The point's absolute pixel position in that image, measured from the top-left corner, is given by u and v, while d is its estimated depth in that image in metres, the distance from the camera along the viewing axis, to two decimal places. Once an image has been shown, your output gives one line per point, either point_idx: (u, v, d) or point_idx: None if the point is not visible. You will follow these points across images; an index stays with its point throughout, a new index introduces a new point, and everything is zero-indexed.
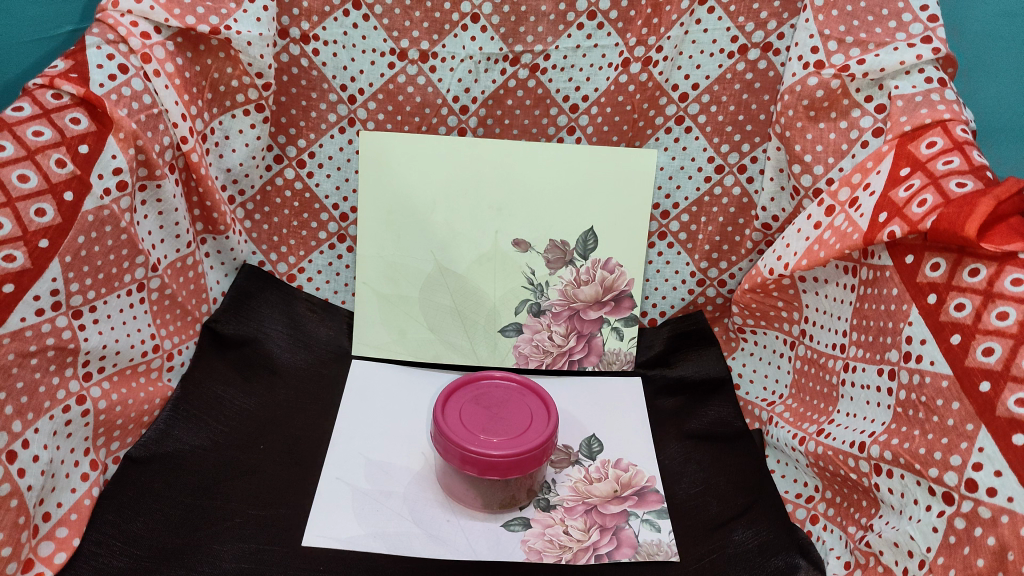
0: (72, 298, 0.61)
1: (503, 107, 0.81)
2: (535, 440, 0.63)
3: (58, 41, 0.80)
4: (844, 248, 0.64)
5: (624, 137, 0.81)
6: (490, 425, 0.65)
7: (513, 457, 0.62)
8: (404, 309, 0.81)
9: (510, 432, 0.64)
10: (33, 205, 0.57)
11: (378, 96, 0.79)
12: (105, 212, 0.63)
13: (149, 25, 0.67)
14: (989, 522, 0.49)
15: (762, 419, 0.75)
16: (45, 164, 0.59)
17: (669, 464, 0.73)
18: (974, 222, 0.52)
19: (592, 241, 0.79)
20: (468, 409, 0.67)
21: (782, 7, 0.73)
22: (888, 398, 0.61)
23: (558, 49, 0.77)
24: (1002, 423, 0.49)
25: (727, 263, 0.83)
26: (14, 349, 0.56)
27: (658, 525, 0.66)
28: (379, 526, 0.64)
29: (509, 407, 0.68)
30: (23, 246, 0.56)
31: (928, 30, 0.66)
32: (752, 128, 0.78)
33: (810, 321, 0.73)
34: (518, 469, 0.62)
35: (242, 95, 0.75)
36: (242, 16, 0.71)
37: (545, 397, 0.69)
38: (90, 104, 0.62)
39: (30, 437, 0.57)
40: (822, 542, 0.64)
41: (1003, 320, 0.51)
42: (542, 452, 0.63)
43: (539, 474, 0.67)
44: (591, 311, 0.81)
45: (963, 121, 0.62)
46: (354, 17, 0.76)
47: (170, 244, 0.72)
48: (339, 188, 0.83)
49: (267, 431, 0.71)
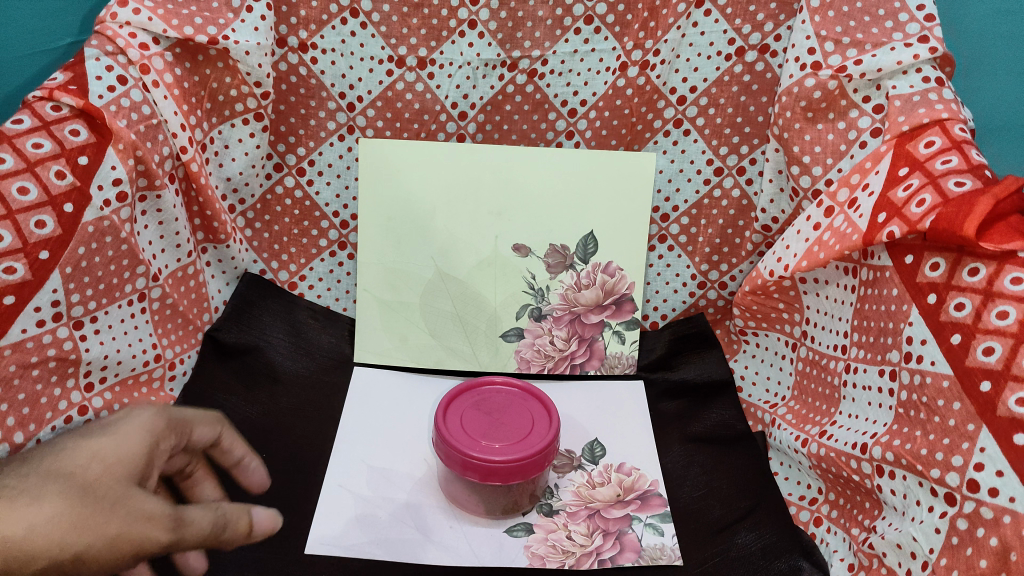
0: (73, 309, 0.62)
1: (502, 112, 0.81)
2: (537, 445, 0.63)
3: (58, 53, 0.81)
4: (843, 248, 0.64)
5: (623, 140, 0.81)
6: (490, 431, 0.65)
7: (514, 462, 0.62)
8: (405, 316, 0.81)
9: (511, 438, 0.64)
10: (33, 216, 0.58)
11: (377, 103, 0.80)
12: (105, 223, 0.63)
13: (148, 36, 0.67)
14: (991, 523, 0.49)
15: (765, 421, 0.75)
16: (45, 176, 0.59)
17: (672, 467, 0.72)
18: (972, 222, 0.52)
19: (591, 245, 0.79)
20: (469, 415, 0.67)
21: (779, 8, 0.73)
22: (890, 399, 0.61)
23: (556, 54, 0.78)
24: (1003, 422, 0.49)
25: (728, 266, 0.83)
26: (14, 361, 0.57)
27: (661, 529, 0.66)
28: (381, 533, 0.64)
29: (510, 412, 0.68)
30: (24, 258, 0.57)
31: (925, 29, 0.66)
32: (751, 130, 0.78)
33: (812, 322, 0.72)
34: (520, 474, 0.62)
35: (241, 104, 0.76)
36: (240, 26, 0.71)
37: (546, 401, 0.69)
38: (89, 116, 0.63)
39: (33, 449, 0.57)
40: (826, 544, 0.64)
41: (1003, 319, 0.50)
42: (544, 457, 0.64)
43: (541, 479, 0.67)
44: (592, 315, 0.81)
45: (961, 120, 0.61)
46: (352, 25, 0.77)
47: (171, 254, 0.73)
48: (339, 195, 0.83)
49: (268, 439, 0.71)
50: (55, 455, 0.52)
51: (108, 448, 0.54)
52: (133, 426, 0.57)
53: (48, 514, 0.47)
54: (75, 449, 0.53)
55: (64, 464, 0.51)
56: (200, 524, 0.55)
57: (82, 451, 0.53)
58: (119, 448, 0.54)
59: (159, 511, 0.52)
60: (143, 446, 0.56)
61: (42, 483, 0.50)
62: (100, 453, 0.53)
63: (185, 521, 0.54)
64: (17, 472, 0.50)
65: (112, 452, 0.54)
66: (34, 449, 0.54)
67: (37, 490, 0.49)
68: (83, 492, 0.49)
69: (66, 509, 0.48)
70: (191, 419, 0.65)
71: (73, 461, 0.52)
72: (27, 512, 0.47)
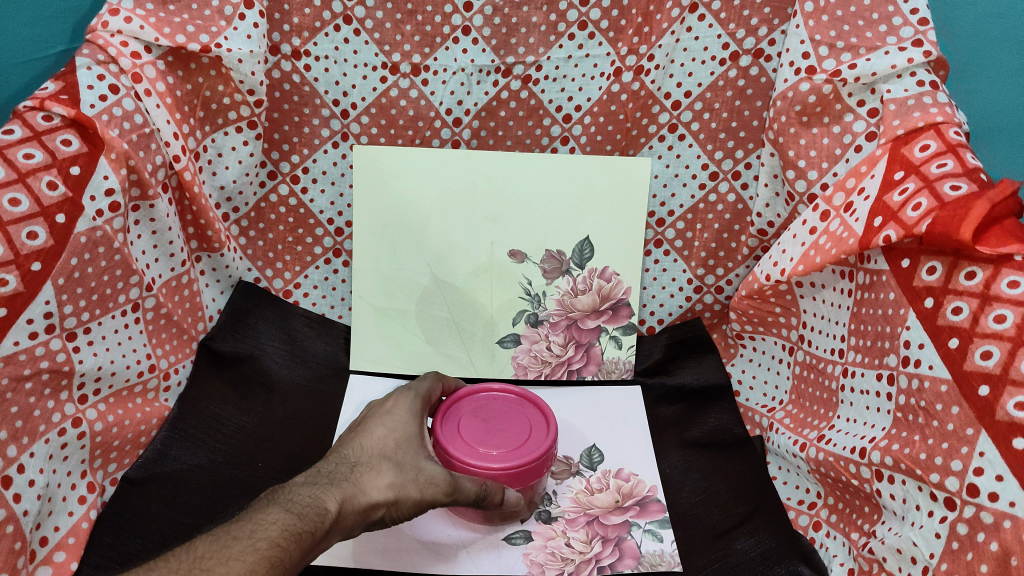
0: (66, 321, 0.61)
1: (497, 118, 0.81)
2: (536, 452, 0.63)
3: (49, 62, 0.81)
4: (839, 253, 0.64)
5: (618, 145, 0.81)
6: (488, 438, 0.64)
7: (512, 469, 0.61)
8: (401, 323, 0.80)
9: (511, 445, 0.64)
10: (25, 228, 0.57)
11: (371, 110, 0.79)
12: (97, 233, 0.63)
13: (140, 44, 0.67)
14: (992, 527, 0.49)
15: (762, 425, 0.75)
16: (36, 188, 0.59)
17: (670, 472, 0.72)
18: (969, 225, 0.52)
19: (588, 250, 0.79)
20: (467, 421, 0.66)
21: (772, 13, 0.73)
22: (888, 403, 0.61)
23: (550, 59, 0.77)
24: (1002, 427, 0.49)
25: (724, 270, 0.83)
26: (8, 373, 0.56)
27: (660, 535, 0.66)
28: (380, 542, 0.64)
29: (507, 419, 0.67)
30: (16, 269, 0.56)
31: (919, 33, 0.66)
32: (746, 134, 0.78)
33: (808, 326, 0.72)
34: (518, 481, 0.62)
35: (234, 112, 0.75)
36: (232, 33, 0.70)
37: (544, 409, 0.69)
38: (81, 126, 0.63)
39: (26, 462, 0.57)
40: (825, 548, 0.64)
41: (1000, 323, 0.50)
42: (542, 464, 0.63)
43: (540, 486, 0.67)
44: (589, 321, 0.81)
45: (956, 124, 0.61)
46: (345, 32, 0.76)
47: (164, 263, 0.72)
48: (334, 203, 0.83)
49: (266, 448, 0.71)
50: (364, 429, 0.61)
51: (400, 424, 0.61)
52: (404, 401, 0.63)
53: (387, 483, 0.57)
54: (375, 426, 0.61)
55: (381, 439, 0.60)
56: (471, 492, 0.58)
57: (382, 428, 0.61)
58: (407, 424, 0.61)
59: (440, 476, 0.58)
60: (416, 423, 0.62)
61: (373, 455, 0.59)
62: (395, 428, 0.61)
63: (461, 490, 0.58)
64: (347, 447, 0.59)
65: (405, 428, 0.61)
66: (347, 430, 0.63)
67: (372, 463, 0.58)
68: (399, 465, 0.58)
69: (397, 478, 0.57)
70: (430, 388, 0.66)
71: (381, 436, 0.60)
72: (373, 482, 0.57)
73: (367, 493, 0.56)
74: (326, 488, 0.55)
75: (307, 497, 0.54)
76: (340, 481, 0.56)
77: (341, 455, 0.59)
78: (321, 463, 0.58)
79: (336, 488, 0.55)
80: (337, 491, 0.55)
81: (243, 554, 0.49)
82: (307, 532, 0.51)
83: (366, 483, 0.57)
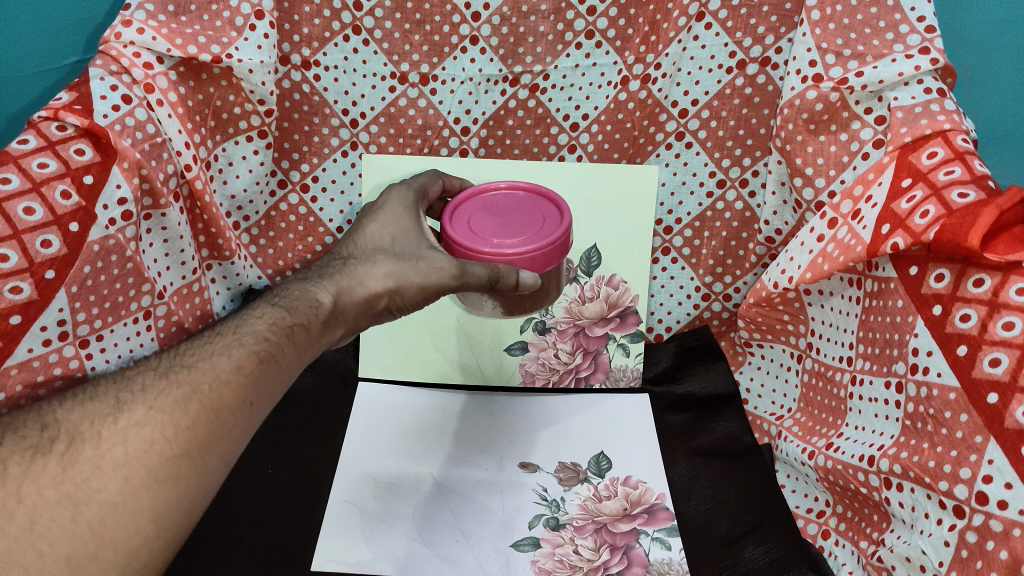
0: (79, 328, 0.63)
1: (504, 127, 0.81)
2: (548, 237, 0.61)
3: (64, 71, 0.82)
4: (847, 261, 0.64)
5: (626, 153, 0.81)
6: (499, 229, 0.63)
7: (525, 253, 0.60)
8: (410, 330, 0.80)
9: (524, 232, 0.62)
10: (39, 236, 0.59)
11: (380, 119, 0.80)
12: (110, 241, 0.64)
13: (152, 55, 0.67)
14: (1001, 536, 0.48)
15: (771, 433, 0.75)
16: (50, 197, 0.59)
17: (679, 480, 0.71)
18: (977, 232, 0.51)
19: (595, 258, 0.79)
20: (477, 218, 0.65)
21: (779, 21, 0.73)
22: (897, 411, 0.60)
23: (557, 69, 0.78)
24: (1011, 434, 0.49)
25: (732, 277, 0.83)
26: (21, 380, 0.59)
27: (668, 543, 0.65)
28: (389, 548, 0.64)
29: (519, 212, 0.65)
30: (30, 277, 0.58)
31: (926, 41, 0.65)
32: (753, 142, 0.78)
33: (816, 333, 0.73)
34: (533, 266, 0.61)
35: (245, 121, 0.75)
36: (243, 44, 0.70)
37: (557, 200, 0.66)
38: (94, 135, 0.63)
39: None
40: (834, 557, 0.65)
41: (1009, 331, 0.50)
42: (556, 250, 0.62)
43: (553, 281, 0.66)
44: (597, 328, 0.81)
45: (964, 131, 0.61)
46: (354, 42, 0.77)
47: (176, 271, 0.73)
48: (343, 211, 0.84)
49: (274, 454, 0.72)
50: (360, 228, 0.66)
51: (394, 218, 0.65)
52: (398, 195, 0.67)
53: (383, 273, 0.63)
54: (369, 224, 0.66)
55: (377, 233, 0.65)
56: (481, 275, 0.59)
57: (376, 225, 0.66)
58: (401, 217, 0.65)
59: (444, 261, 0.60)
60: (411, 216, 0.66)
61: (369, 251, 0.64)
62: (390, 224, 0.65)
63: (469, 273, 0.59)
64: (344, 247, 0.66)
65: (399, 221, 0.65)
66: (345, 235, 0.68)
67: (367, 258, 0.64)
68: (396, 256, 0.63)
69: (393, 268, 0.62)
70: (427, 182, 0.69)
71: (376, 232, 0.65)
72: (369, 274, 0.63)
73: (365, 284, 0.63)
74: (320, 284, 0.62)
75: (298, 293, 0.61)
76: (335, 276, 0.63)
77: (339, 254, 0.66)
78: (321, 264, 0.65)
79: (331, 282, 0.62)
80: (331, 285, 0.62)
81: (231, 348, 0.56)
82: (299, 323, 0.59)
83: (363, 274, 0.63)
